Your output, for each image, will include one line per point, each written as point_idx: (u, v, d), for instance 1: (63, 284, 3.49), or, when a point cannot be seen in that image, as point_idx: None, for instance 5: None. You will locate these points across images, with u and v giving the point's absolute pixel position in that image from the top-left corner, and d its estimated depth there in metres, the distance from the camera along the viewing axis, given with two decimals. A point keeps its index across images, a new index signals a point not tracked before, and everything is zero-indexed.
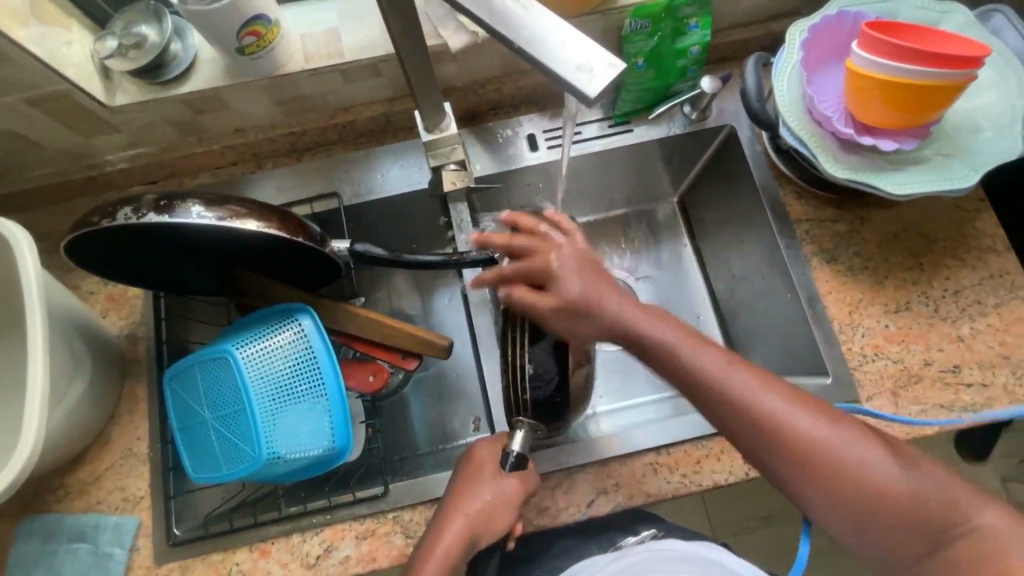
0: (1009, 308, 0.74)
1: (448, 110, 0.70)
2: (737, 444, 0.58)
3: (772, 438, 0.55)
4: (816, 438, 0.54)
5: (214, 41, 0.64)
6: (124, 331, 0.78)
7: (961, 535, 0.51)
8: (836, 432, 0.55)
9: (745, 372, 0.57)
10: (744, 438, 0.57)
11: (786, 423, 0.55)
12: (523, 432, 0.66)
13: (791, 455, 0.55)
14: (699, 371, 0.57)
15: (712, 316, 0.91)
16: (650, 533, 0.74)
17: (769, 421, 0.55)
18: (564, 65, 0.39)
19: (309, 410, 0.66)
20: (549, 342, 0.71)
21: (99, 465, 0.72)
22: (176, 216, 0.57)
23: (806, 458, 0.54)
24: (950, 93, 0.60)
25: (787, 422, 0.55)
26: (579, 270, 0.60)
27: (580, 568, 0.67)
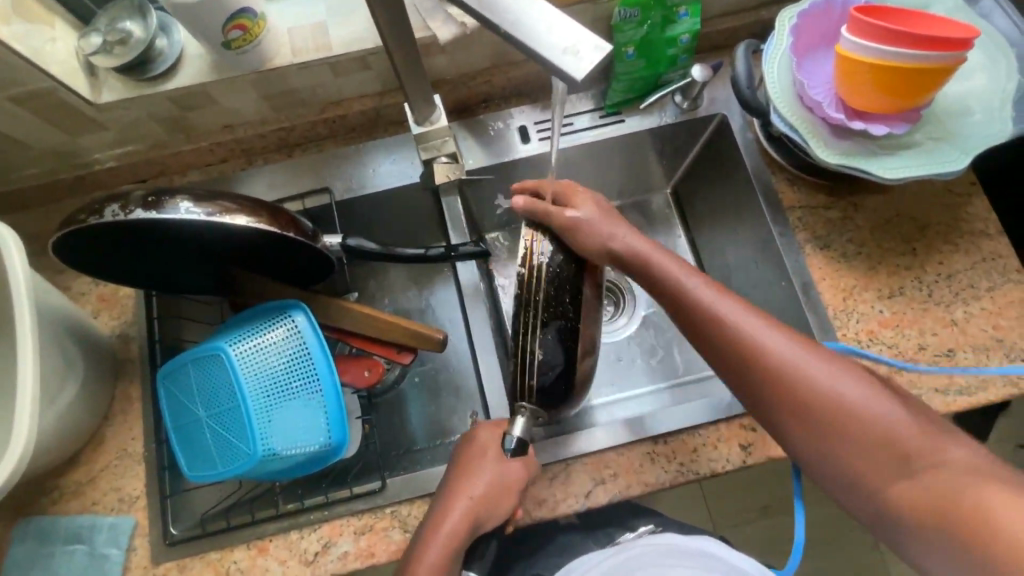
0: (1002, 291, 0.74)
1: (438, 102, 0.69)
2: (748, 389, 0.58)
3: (782, 379, 0.55)
4: (827, 382, 0.54)
5: (199, 35, 0.63)
6: (116, 331, 0.77)
7: (951, 488, 0.49)
8: (847, 378, 0.54)
9: (761, 318, 0.58)
10: (755, 380, 0.57)
11: (784, 365, 0.55)
12: (523, 419, 0.65)
13: (801, 397, 0.55)
14: (716, 314, 0.59)
15: None
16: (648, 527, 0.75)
17: (781, 363, 0.56)
18: (551, 48, 0.38)
19: (304, 406, 0.66)
20: (557, 328, 0.64)
21: (94, 466, 0.72)
22: (165, 212, 0.57)
23: (797, 399, 0.55)
24: (940, 76, 0.60)
25: (799, 365, 0.55)
26: (601, 217, 0.66)
27: (576, 564, 0.67)
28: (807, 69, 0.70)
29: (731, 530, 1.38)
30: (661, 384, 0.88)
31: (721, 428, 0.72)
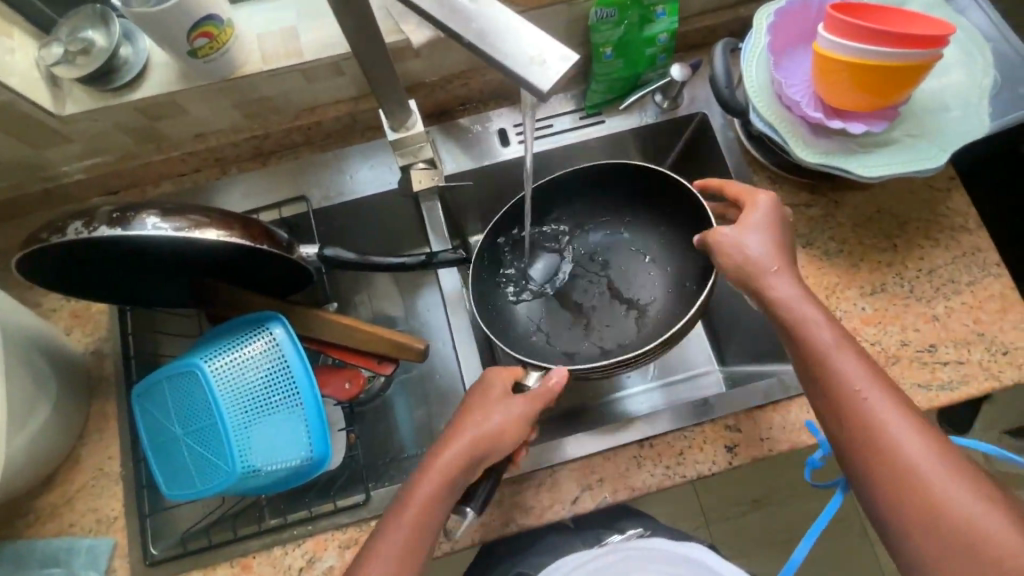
0: (982, 286, 0.74)
1: (414, 107, 0.68)
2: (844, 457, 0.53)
3: (886, 460, 0.50)
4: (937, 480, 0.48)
5: (164, 45, 0.61)
6: (89, 347, 0.75)
7: None
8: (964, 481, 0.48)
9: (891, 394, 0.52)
10: (856, 453, 0.51)
11: (896, 444, 0.50)
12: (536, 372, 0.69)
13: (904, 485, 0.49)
14: (841, 377, 0.53)
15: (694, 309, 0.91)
16: (635, 532, 0.76)
17: (893, 443, 0.50)
18: (517, 59, 0.37)
19: (285, 421, 0.65)
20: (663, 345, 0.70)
21: (70, 487, 0.70)
22: (133, 228, 0.55)
23: (902, 482, 0.49)
24: (916, 73, 0.60)
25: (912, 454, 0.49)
26: (769, 228, 0.62)
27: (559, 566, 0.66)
28: (785, 67, 0.69)
29: (723, 525, 1.39)
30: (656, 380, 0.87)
31: (707, 429, 0.71)
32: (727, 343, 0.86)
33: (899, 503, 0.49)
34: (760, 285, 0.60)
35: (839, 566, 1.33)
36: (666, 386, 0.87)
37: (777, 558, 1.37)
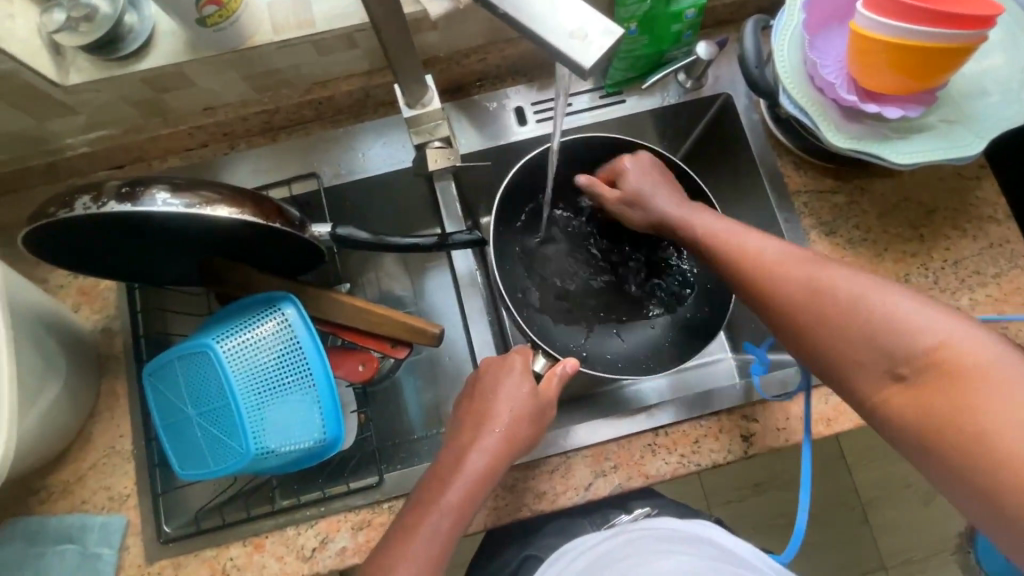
0: (1009, 278, 0.72)
1: (431, 82, 0.66)
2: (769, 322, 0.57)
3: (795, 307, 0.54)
4: (851, 298, 0.51)
5: (171, 13, 0.58)
6: (98, 325, 0.74)
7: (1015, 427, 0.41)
8: (876, 288, 0.50)
9: (782, 246, 0.58)
10: (771, 313, 0.56)
11: (798, 282, 0.54)
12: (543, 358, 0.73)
13: (822, 325, 0.52)
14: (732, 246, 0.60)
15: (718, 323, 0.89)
16: (644, 512, 0.75)
17: (799, 291, 0.54)
18: (555, 32, 0.35)
19: (299, 402, 0.64)
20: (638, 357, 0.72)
21: (82, 465, 0.70)
22: (142, 204, 0.53)
23: (822, 323, 0.52)
24: (959, 56, 0.57)
25: (819, 281, 0.53)
26: (647, 175, 0.71)
27: (577, 543, 0.66)
28: (819, 46, 0.66)
29: (724, 508, 1.40)
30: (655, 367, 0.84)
31: (723, 418, 0.71)
32: (739, 330, 0.85)
33: (839, 350, 0.51)
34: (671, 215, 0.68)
35: (836, 548, 1.36)
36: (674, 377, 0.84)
37: (777, 541, 1.38)
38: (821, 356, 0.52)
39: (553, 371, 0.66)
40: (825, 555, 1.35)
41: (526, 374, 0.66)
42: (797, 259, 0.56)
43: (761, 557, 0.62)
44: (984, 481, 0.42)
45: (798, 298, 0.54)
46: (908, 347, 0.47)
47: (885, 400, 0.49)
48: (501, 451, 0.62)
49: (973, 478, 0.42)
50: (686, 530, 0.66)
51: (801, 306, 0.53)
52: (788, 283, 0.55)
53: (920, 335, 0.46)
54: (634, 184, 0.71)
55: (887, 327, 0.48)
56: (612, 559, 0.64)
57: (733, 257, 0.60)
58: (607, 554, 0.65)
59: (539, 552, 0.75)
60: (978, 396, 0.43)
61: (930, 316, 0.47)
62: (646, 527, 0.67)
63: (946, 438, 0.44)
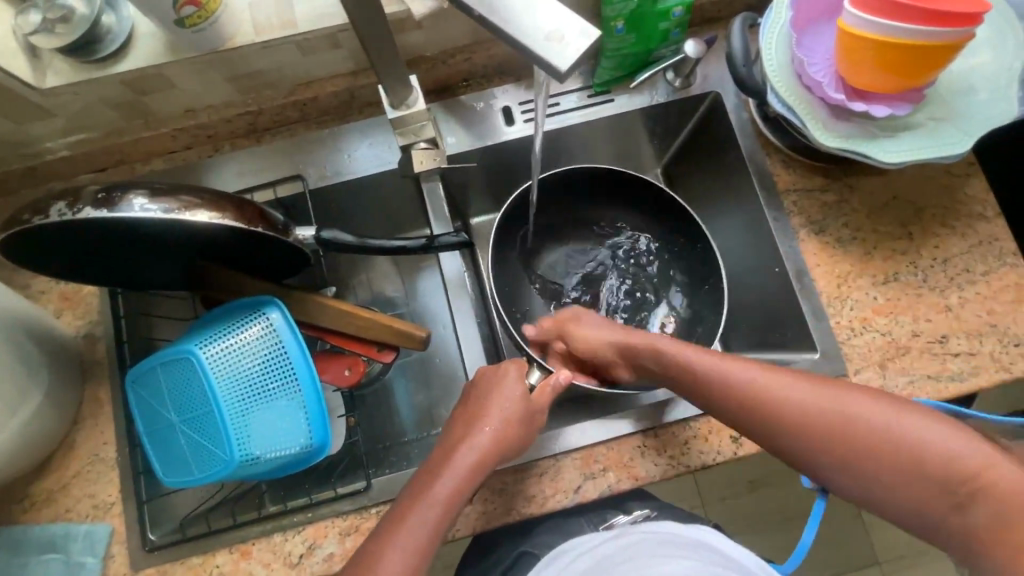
0: (998, 275, 0.72)
1: (415, 83, 0.65)
2: (765, 439, 0.60)
3: (796, 434, 0.58)
4: (846, 420, 0.56)
5: (148, 13, 0.57)
6: (81, 331, 0.73)
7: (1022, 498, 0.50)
8: (876, 405, 0.56)
9: (766, 371, 0.60)
10: (769, 435, 0.59)
11: (795, 414, 0.58)
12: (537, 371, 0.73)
13: (834, 459, 0.57)
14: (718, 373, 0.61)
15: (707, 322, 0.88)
16: (642, 514, 0.74)
17: (784, 410, 0.58)
18: (532, 33, 0.34)
19: (284, 408, 0.64)
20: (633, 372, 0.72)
21: (65, 473, 0.69)
22: (119, 210, 0.53)
23: (832, 459, 0.57)
24: (945, 53, 0.57)
25: (800, 416, 0.58)
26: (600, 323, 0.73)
27: (580, 544, 0.67)
28: (806, 44, 0.66)
29: (719, 505, 1.40)
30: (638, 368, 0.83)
31: (713, 420, 0.70)
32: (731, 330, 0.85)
33: (841, 471, 0.57)
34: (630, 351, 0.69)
35: (830, 544, 1.36)
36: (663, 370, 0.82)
37: (772, 537, 1.38)
38: (840, 467, 0.56)
39: (547, 382, 0.67)
40: (819, 551, 1.36)
41: (519, 380, 0.65)
42: (791, 377, 0.59)
43: (760, 566, 0.63)
44: (989, 548, 0.50)
45: (814, 443, 0.58)
46: (921, 456, 0.54)
47: (899, 500, 0.55)
48: (487, 455, 0.61)
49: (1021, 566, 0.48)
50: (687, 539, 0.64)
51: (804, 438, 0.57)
52: (803, 413, 0.58)
53: (956, 467, 0.52)
54: (582, 334, 0.73)
55: (913, 464, 0.54)
56: (610, 560, 0.62)
57: (725, 382, 0.61)
58: (606, 557, 0.63)
59: (531, 553, 0.75)
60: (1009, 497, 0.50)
61: (933, 429, 0.54)
62: (646, 531, 0.66)
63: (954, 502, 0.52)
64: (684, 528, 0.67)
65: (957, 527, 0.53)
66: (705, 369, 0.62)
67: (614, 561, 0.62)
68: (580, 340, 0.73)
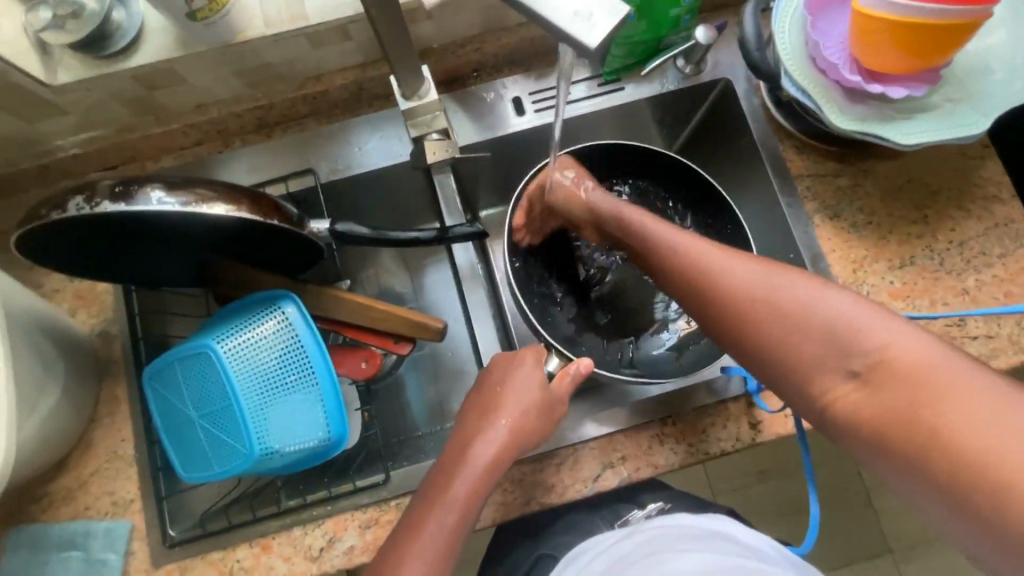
0: (1014, 258, 0.72)
1: (426, 74, 0.65)
2: (703, 320, 0.56)
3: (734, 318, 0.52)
4: (788, 307, 0.50)
5: (160, 6, 0.57)
6: (96, 329, 0.73)
7: (925, 387, 0.43)
8: (822, 293, 0.49)
9: (714, 247, 0.57)
10: (705, 314, 0.55)
11: (735, 294, 0.53)
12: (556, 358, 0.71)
13: (769, 350, 0.51)
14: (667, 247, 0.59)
15: None
16: (657, 507, 0.74)
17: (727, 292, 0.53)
18: (557, 13, 0.34)
19: (302, 401, 0.64)
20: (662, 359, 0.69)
21: (84, 471, 0.69)
22: (136, 203, 0.52)
23: (762, 349, 0.51)
24: (963, 32, 0.56)
25: (743, 296, 0.52)
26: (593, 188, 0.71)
27: (592, 546, 0.67)
28: (821, 27, 0.65)
29: (730, 495, 1.40)
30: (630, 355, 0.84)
31: (730, 407, 0.70)
32: None
33: (775, 361, 0.51)
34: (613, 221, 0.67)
35: (842, 532, 1.36)
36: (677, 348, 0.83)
37: (784, 526, 1.38)
38: (768, 360, 0.51)
39: (566, 370, 0.65)
40: (831, 539, 1.36)
41: (536, 369, 0.65)
42: (738, 258, 0.55)
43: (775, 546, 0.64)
44: (929, 470, 0.41)
45: (751, 335, 0.52)
46: (858, 347, 0.46)
47: (837, 400, 0.47)
48: (506, 444, 0.61)
49: (928, 470, 0.41)
50: (700, 528, 0.65)
51: (742, 323, 0.52)
52: (736, 297, 0.52)
53: (896, 358, 0.45)
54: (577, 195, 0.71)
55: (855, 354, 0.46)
56: (625, 561, 0.62)
57: (676, 254, 0.58)
58: (621, 557, 0.63)
59: (553, 554, 0.74)
60: (932, 394, 0.42)
61: (878, 322, 0.47)
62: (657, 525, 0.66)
63: (901, 436, 0.43)
64: (696, 519, 0.67)
65: (897, 454, 0.43)
66: (661, 245, 0.60)
67: (629, 560, 0.62)
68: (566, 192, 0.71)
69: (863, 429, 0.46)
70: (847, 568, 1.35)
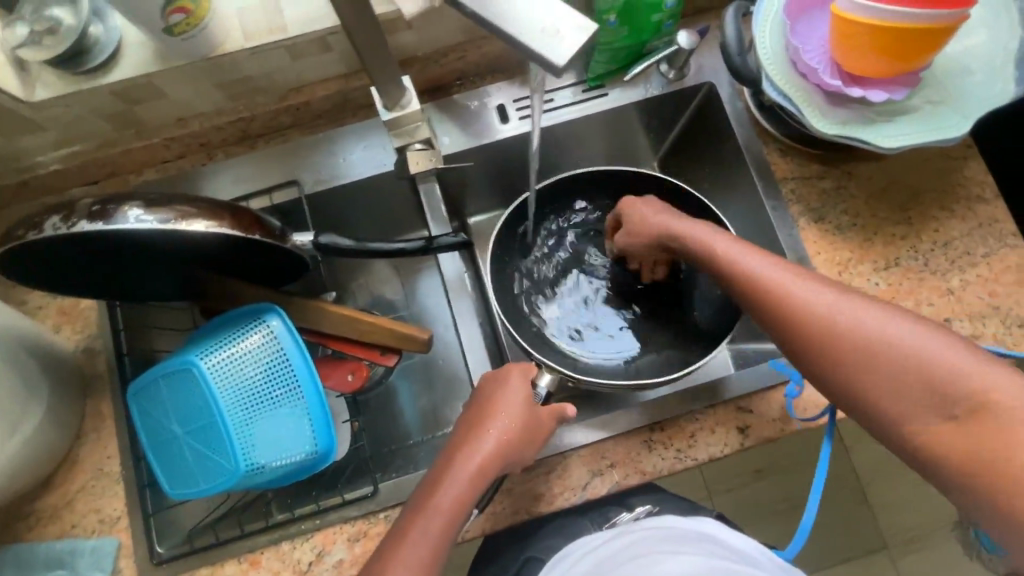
0: (998, 257, 0.72)
1: (409, 84, 0.64)
2: (790, 351, 0.54)
3: (827, 352, 0.51)
4: (886, 345, 0.48)
5: (136, 21, 0.56)
6: (80, 345, 0.72)
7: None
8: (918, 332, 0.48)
9: (800, 276, 0.55)
10: (793, 345, 0.53)
11: (831, 326, 0.51)
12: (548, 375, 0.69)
13: (862, 387, 0.49)
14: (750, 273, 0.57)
15: None
16: (644, 510, 0.75)
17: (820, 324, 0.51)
18: (526, 31, 0.34)
19: (289, 415, 0.63)
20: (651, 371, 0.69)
21: (69, 488, 0.68)
22: (114, 222, 0.52)
23: (856, 385, 0.49)
24: (941, 35, 0.57)
25: (837, 328, 0.50)
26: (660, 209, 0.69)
27: (576, 547, 0.66)
28: (800, 31, 0.65)
29: (726, 496, 1.40)
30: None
31: (718, 411, 0.70)
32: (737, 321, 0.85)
33: (869, 399, 0.49)
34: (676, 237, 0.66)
35: (837, 530, 1.36)
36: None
37: (780, 525, 1.38)
38: (859, 397, 0.49)
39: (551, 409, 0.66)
40: (827, 537, 1.36)
41: (523, 382, 0.65)
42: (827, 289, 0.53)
43: (762, 550, 0.64)
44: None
45: (843, 370, 0.50)
46: (957, 390, 0.46)
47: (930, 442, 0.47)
48: (492, 455, 0.61)
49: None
50: (687, 531, 0.65)
51: (836, 356, 0.50)
52: (832, 330, 0.51)
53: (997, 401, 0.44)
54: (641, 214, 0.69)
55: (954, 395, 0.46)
56: (613, 561, 0.62)
57: (758, 282, 0.56)
58: (608, 558, 0.63)
59: (540, 557, 0.74)
60: None
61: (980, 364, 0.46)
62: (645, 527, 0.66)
63: (997, 480, 0.43)
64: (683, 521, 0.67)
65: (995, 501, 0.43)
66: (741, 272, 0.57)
67: (616, 562, 0.62)
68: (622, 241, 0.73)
69: (951, 475, 0.46)
70: (844, 565, 1.35)
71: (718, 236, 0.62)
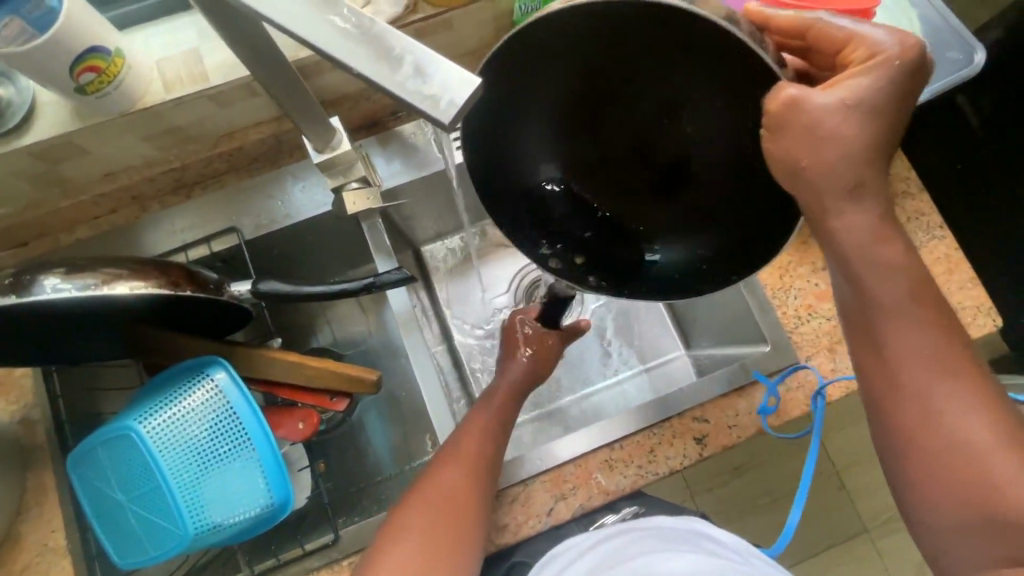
0: (928, 249, 0.75)
1: (338, 125, 0.63)
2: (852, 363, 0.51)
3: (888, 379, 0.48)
4: (940, 404, 0.47)
5: (44, 82, 0.55)
6: (16, 417, 0.70)
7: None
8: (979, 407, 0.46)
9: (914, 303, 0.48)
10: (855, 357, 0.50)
11: (904, 357, 0.48)
12: None
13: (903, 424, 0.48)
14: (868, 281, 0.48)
15: (670, 326, 0.91)
16: (631, 512, 0.73)
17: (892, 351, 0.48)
18: (410, 88, 0.33)
19: (239, 471, 0.60)
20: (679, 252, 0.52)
21: (13, 568, 0.65)
22: (30, 293, 0.52)
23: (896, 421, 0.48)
24: None
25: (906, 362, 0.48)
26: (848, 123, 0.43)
27: (563, 549, 0.63)
28: None
29: (708, 495, 1.41)
30: (562, 369, 0.90)
31: (674, 423, 0.71)
32: (693, 327, 0.88)
33: (896, 436, 0.48)
34: (829, 205, 0.45)
35: (817, 518, 1.39)
36: (618, 343, 0.91)
37: (763, 521, 1.39)
38: (893, 427, 0.48)
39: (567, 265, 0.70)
40: (807, 527, 1.39)
41: None
42: (926, 330, 0.48)
43: (749, 546, 0.61)
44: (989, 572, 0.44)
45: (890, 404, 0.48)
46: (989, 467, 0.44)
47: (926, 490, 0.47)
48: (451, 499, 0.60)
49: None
50: (678, 529, 0.63)
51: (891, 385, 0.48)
52: (902, 367, 0.48)
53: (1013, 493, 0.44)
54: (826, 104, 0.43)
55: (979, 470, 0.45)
56: (605, 560, 0.60)
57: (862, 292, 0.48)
58: (603, 556, 0.60)
59: (527, 561, 0.70)
60: None
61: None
62: (641, 527, 0.63)
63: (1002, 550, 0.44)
64: (681, 520, 0.65)
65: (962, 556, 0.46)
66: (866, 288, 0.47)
67: (612, 560, 0.59)
68: (836, 90, 0.44)
69: (938, 519, 0.48)
70: (828, 553, 1.37)
71: (881, 226, 0.47)
